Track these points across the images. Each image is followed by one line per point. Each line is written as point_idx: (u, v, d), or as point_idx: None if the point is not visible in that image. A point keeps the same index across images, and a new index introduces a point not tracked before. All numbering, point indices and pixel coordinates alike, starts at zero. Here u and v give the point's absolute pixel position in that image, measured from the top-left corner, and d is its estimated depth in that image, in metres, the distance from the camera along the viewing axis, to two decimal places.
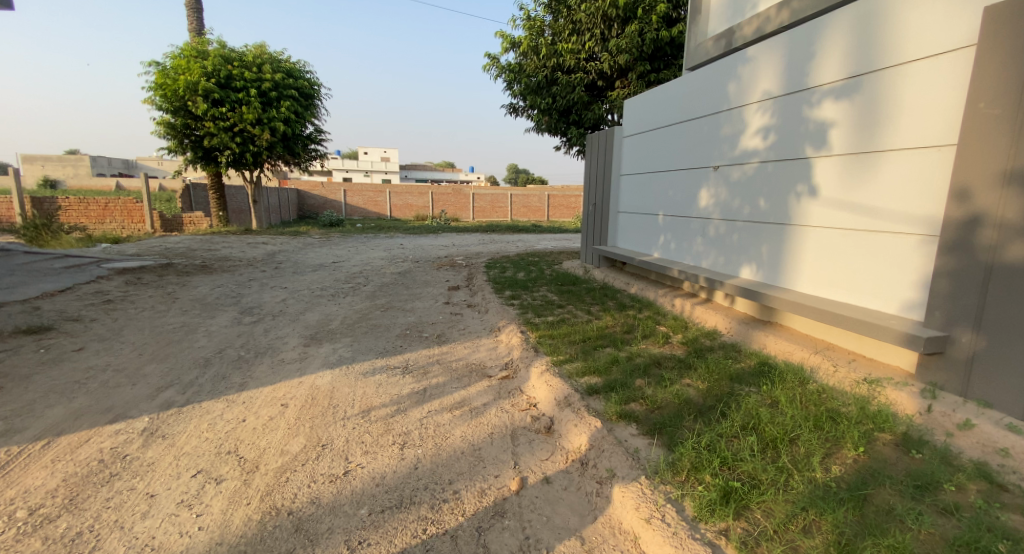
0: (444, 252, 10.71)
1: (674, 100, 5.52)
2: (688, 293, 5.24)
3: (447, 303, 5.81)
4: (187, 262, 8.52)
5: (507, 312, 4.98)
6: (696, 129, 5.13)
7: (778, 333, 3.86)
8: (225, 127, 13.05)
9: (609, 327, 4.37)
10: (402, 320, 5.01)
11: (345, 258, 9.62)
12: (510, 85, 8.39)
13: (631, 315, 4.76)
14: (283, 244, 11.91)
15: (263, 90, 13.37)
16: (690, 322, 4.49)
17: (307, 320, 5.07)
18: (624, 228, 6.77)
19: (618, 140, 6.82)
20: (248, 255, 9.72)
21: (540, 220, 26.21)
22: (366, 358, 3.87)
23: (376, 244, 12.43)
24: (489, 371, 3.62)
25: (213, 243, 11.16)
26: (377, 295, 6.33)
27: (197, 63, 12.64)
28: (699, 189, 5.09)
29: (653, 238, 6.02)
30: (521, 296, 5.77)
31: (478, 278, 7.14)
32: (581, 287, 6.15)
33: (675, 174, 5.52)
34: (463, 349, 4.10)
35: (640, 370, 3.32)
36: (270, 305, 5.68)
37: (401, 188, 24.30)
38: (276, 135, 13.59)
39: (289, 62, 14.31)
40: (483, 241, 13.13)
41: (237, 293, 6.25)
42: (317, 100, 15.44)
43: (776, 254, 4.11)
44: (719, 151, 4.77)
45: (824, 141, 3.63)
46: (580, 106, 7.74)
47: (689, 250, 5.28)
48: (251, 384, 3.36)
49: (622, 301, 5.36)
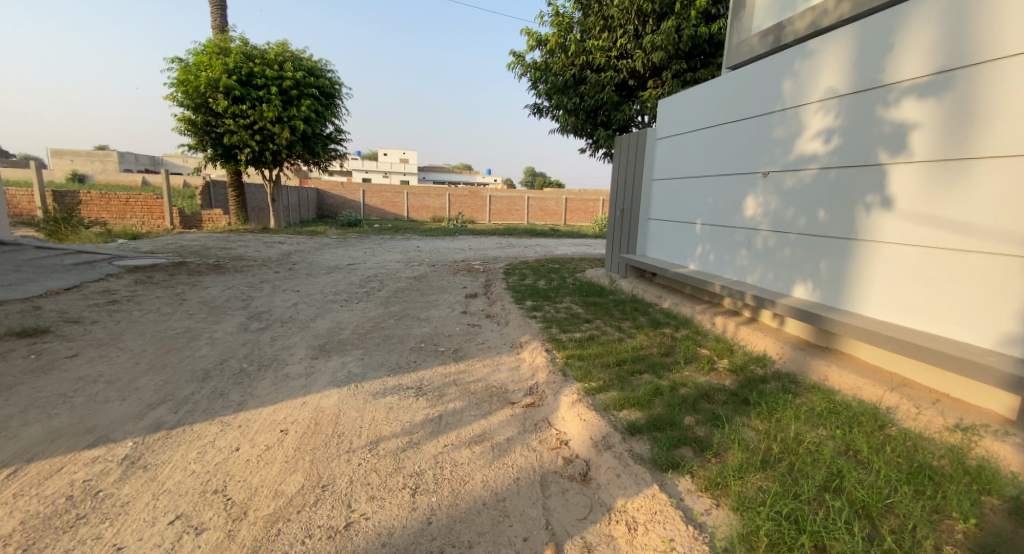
0: (461, 256, 10.40)
1: (718, 99, 5.09)
2: (729, 311, 4.80)
3: (465, 313, 5.46)
4: (200, 260, 8.35)
5: (529, 325, 4.59)
6: (743, 131, 4.69)
7: (840, 363, 3.42)
8: (246, 125, 12.99)
9: (645, 348, 3.96)
10: (417, 332, 4.67)
11: (360, 260, 9.36)
12: (534, 84, 8.03)
13: (667, 335, 4.34)
14: (299, 243, 11.73)
15: (284, 88, 13.30)
16: (734, 345, 4.06)
17: (317, 328, 4.76)
18: (655, 236, 6.34)
19: (651, 143, 6.40)
20: (263, 255, 9.54)
21: (557, 224, 25.83)
22: (376, 375, 3.53)
23: (393, 246, 12.20)
24: (512, 396, 3.25)
25: (229, 241, 11.03)
26: (391, 301, 6.02)
27: (219, 59, 12.58)
28: (746, 197, 4.64)
29: (688, 248, 5.59)
30: (544, 307, 5.38)
31: (497, 285, 6.78)
32: (608, 299, 5.74)
33: (717, 180, 5.08)
34: (482, 367, 3.73)
35: (686, 406, 2.90)
36: (280, 310, 5.40)
37: (419, 189, 24.15)
38: (295, 133, 13.48)
39: (310, 60, 14.21)
40: (500, 245, 12.78)
41: (247, 296, 5.99)
42: (337, 98, 15.34)
43: (836, 272, 3.66)
44: (771, 155, 4.32)
45: (901, 145, 3.18)
46: (609, 106, 7.34)
47: (731, 263, 4.84)
48: (249, 403, 3.04)
49: (656, 317, 4.94)
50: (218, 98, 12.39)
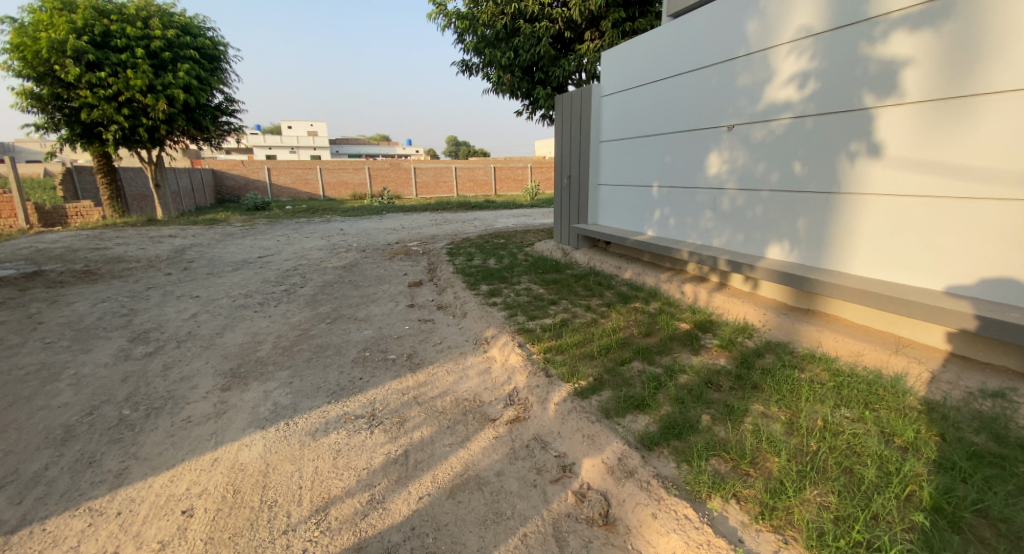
0: (394, 237, 9.48)
1: (669, 48, 4.65)
2: (696, 277, 4.49)
3: (411, 307, 4.75)
4: (64, 267, 6.80)
5: (492, 317, 4.01)
6: (701, 82, 4.29)
7: (832, 327, 3.18)
8: (108, 96, 10.80)
9: (623, 331, 3.52)
10: (358, 338, 3.93)
11: (275, 251, 8.15)
12: (460, 37, 7.18)
13: (641, 311, 3.94)
14: (197, 236, 10.08)
15: (153, 50, 11.17)
16: (713, 315, 3.73)
17: (227, 345, 3.84)
18: (608, 203, 5.92)
19: (596, 101, 5.90)
20: (149, 253, 8.02)
21: (487, 194, 25.10)
22: (314, 405, 2.80)
23: (312, 230, 10.92)
24: (489, 410, 2.67)
25: (103, 240, 9.17)
26: (319, 299, 5.14)
27: (59, 14, 10.22)
28: (708, 153, 4.28)
29: (646, 213, 5.21)
30: (501, 291, 4.82)
31: (442, 269, 6.09)
32: (567, 276, 5.29)
33: (674, 137, 4.69)
34: (445, 377, 3.10)
35: (694, 399, 2.47)
36: (175, 325, 4.35)
37: (334, 164, 22.14)
38: (175, 106, 11.46)
39: (183, 16, 12.03)
40: (435, 222, 11.93)
41: (129, 310, 4.83)
42: (224, 63, 13.25)
43: (816, 230, 3.40)
44: (735, 105, 3.96)
45: (890, 85, 2.89)
46: (546, 61, 6.73)
47: (695, 226, 4.51)
48: (134, 473, 2.22)
49: (622, 290, 4.54)
50: (67, 64, 10.10)
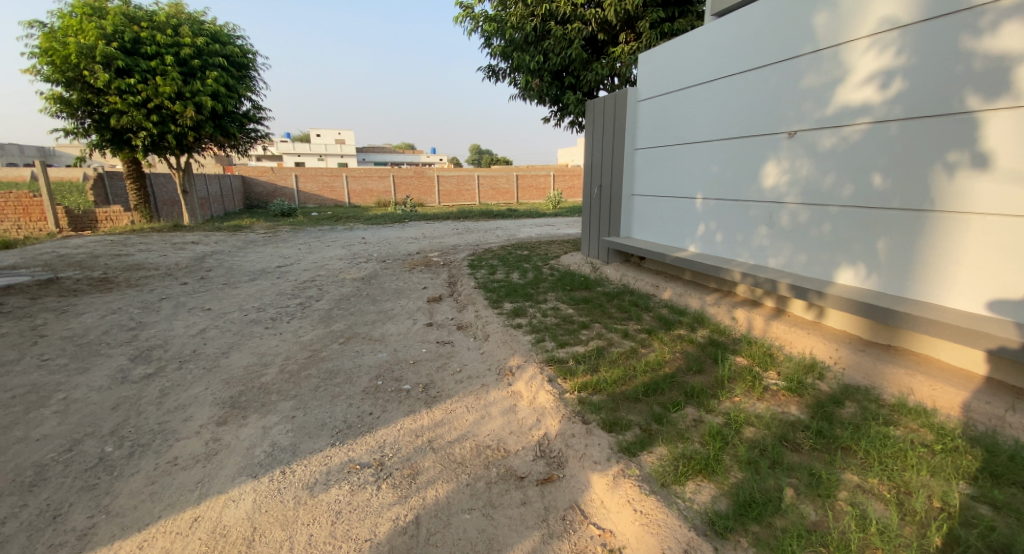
0: (414, 247, 9.21)
1: (717, 48, 4.22)
2: (748, 301, 4.01)
3: (429, 326, 4.39)
4: (82, 275, 6.73)
5: (518, 342, 3.61)
6: (756, 84, 3.84)
7: (925, 369, 2.67)
8: (137, 103, 10.93)
9: (668, 365, 3.08)
10: (371, 362, 3.58)
11: (293, 260, 7.97)
12: (487, 41, 6.90)
13: (687, 341, 3.48)
14: (218, 243, 10.02)
15: (182, 58, 11.28)
16: (773, 348, 3.26)
17: (230, 368, 3.55)
18: (645, 215, 5.48)
19: (632, 106, 5.48)
20: (169, 261, 7.93)
21: (509, 202, 24.85)
22: (315, 448, 2.45)
23: (333, 239, 10.77)
24: (516, 464, 2.27)
25: (126, 246, 9.18)
26: (334, 315, 4.85)
27: (91, 22, 10.40)
28: (763, 163, 3.82)
29: (688, 227, 4.76)
30: (526, 311, 4.42)
31: (463, 284, 5.74)
32: (599, 295, 4.86)
33: (723, 145, 4.24)
34: (464, 416, 2.72)
35: (770, 463, 2.02)
36: (180, 342, 4.10)
37: (358, 171, 22.19)
38: (203, 112, 11.53)
39: (213, 24, 12.16)
40: (457, 231, 11.66)
41: (136, 324, 4.63)
42: (252, 70, 13.35)
43: (900, 253, 2.90)
44: (797, 109, 3.50)
45: (1001, 84, 2.40)
46: (577, 65, 6.37)
47: (746, 244, 4.04)
48: (100, 534, 1.91)
49: (663, 314, 4.08)
50: (97, 70, 10.25)
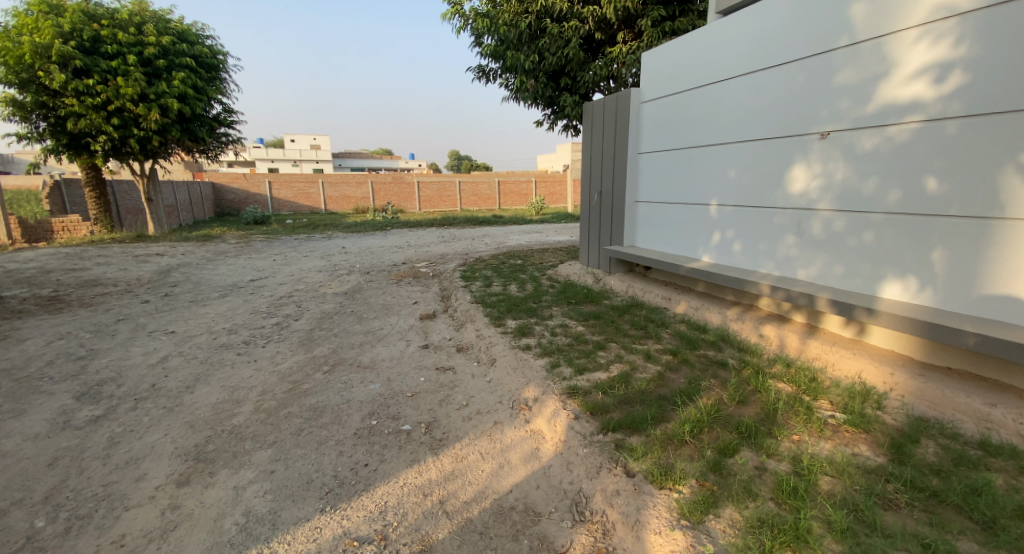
0: (399, 257, 8.73)
1: (733, 44, 3.92)
2: (774, 316, 3.69)
3: (425, 348, 3.94)
4: (29, 293, 6.05)
5: (530, 368, 3.20)
6: (780, 81, 3.55)
7: (999, 397, 2.38)
8: (97, 105, 10.17)
9: (707, 395, 2.71)
10: (362, 395, 3.11)
11: (269, 273, 7.40)
12: (477, 40, 6.53)
13: (719, 363, 3.13)
14: (187, 255, 9.34)
15: (146, 58, 10.57)
16: (817, 371, 2.93)
17: (196, 407, 3.04)
18: (651, 223, 5.14)
19: (635, 108, 5.16)
20: (130, 276, 7.26)
21: (491, 208, 24.50)
22: (301, 517, 1.99)
23: (311, 248, 10.20)
24: (551, 533, 1.86)
25: (83, 259, 8.44)
26: (316, 337, 4.35)
27: (46, 19, 9.65)
28: (790, 166, 3.52)
29: (701, 235, 4.43)
30: (532, 329, 4.02)
31: (458, 298, 5.31)
32: (608, 309, 4.49)
33: (741, 148, 3.93)
34: (478, 468, 2.29)
35: (866, 530, 1.66)
36: (137, 374, 3.57)
37: (336, 177, 21.50)
38: (169, 115, 10.82)
39: (180, 22, 11.47)
40: (442, 239, 11.20)
41: (87, 352, 4.06)
42: (223, 72, 12.67)
43: (960, 265, 2.62)
44: (832, 107, 3.21)
45: None
46: (574, 65, 6.05)
47: (770, 254, 3.73)
48: None
49: (683, 332, 3.73)
50: (53, 70, 9.47)
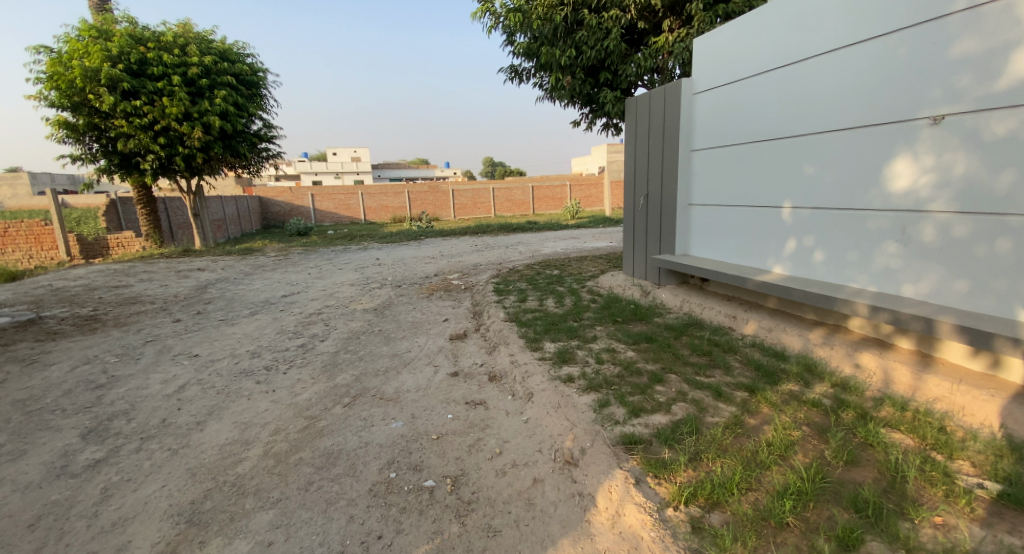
0: (432, 268, 8.42)
1: (809, 18, 3.33)
2: (872, 340, 3.07)
3: (454, 377, 3.51)
4: (70, 313, 6.10)
5: (574, 408, 2.71)
6: (872, 57, 2.93)
7: None
8: (144, 125, 10.47)
9: (802, 451, 2.14)
10: (381, 438, 2.71)
11: (301, 288, 7.24)
12: (509, 38, 6.14)
13: (810, 404, 2.55)
14: (225, 269, 9.41)
15: (190, 77, 10.83)
16: (947, 417, 2.31)
17: (202, 449, 2.74)
18: (709, 229, 4.55)
19: (686, 101, 4.59)
20: (168, 292, 7.28)
21: (526, 214, 24.15)
22: None
23: (345, 260, 10.09)
24: None
25: (127, 276, 8.60)
26: (339, 362, 4.01)
27: (97, 45, 10.02)
28: (888, 160, 2.90)
29: (772, 243, 3.82)
30: (575, 355, 3.53)
31: (491, 315, 4.88)
32: (661, 330, 3.93)
33: (822, 140, 3.31)
34: (515, 550, 1.85)
35: None
36: (150, 406, 3.34)
37: (374, 187, 21.70)
38: (211, 132, 11.04)
39: (221, 42, 11.74)
40: (476, 248, 10.87)
41: (107, 379, 3.89)
42: (263, 88, 12.89)
43: None
44: (947, 84, 2.58)
45: None
46: (615, 58, 5.56)
47: (863, 265, 3.10)
48: None
49: (757, 360, 3.15)
50: (103, 93, 9.83)
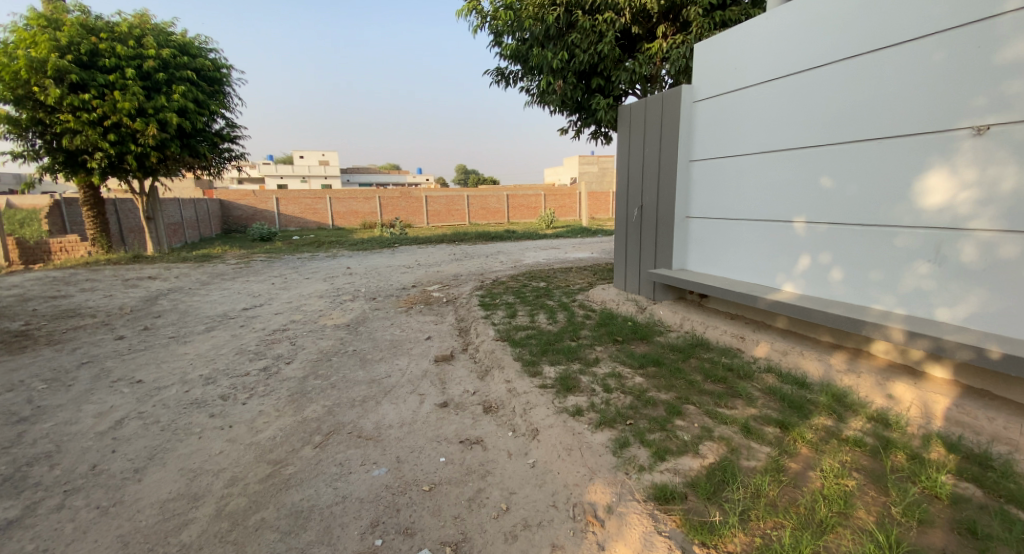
0: (408, 278, 7.94)
1: (826, 23, 3.13)
2: (899, 367, 2.85)
3: (443, 408, 3.10)
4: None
5: (589, 451, 2.34)
6: (904, 63, 2.74)
7: None
8: (92, 121, 9.58)
9: (864, 506, 1.85)
10: (363, 489, 2.28)
11: (265, 300, 6.64)
12: (496, 38, 5.82)
13: (852, 443, 2.27)
14: (180, 278, 8.63)
15: (145, 71, 10.02)
16: (1009, 461, 2.06)
17: (139, 507, 2.24)
18: (709, 243, 4.30)
19: (686, 108, 4.34)
20: (112, 304, 6.53)
21: (500, 222, 23.89)
22: None
23: (314, 269, 9.48)
24: None
25: (67, 285, 7.75)
26: (310, 389, 3.53)
27: (43, 33, 9.15)
28: (920, 173, 2.70)
29: (782, 259, 3.58)
30: (579, 382, 3.18)
31: (478, 333, 4.48)
32: (666, 352, 3.63)
33: (842, 150, 3.10)
34: None
35: None
36: (79, 447, 2.78)
37: (344, 192, 20.92)
38: (168, 130, 10.23)
39: (181, 35, 10.95)
40: (454, 258, 10.44)
41: (28, 411, 3.28)
42: (226, 86, 12.12)
43: None
44: (993, 93, 2.40)
45: None
46: (608, 63, 5.30)
47: (890, 285, 2.88)
48: None
49: (779, 389, 2.87)
50: (46, 85, 8.95)
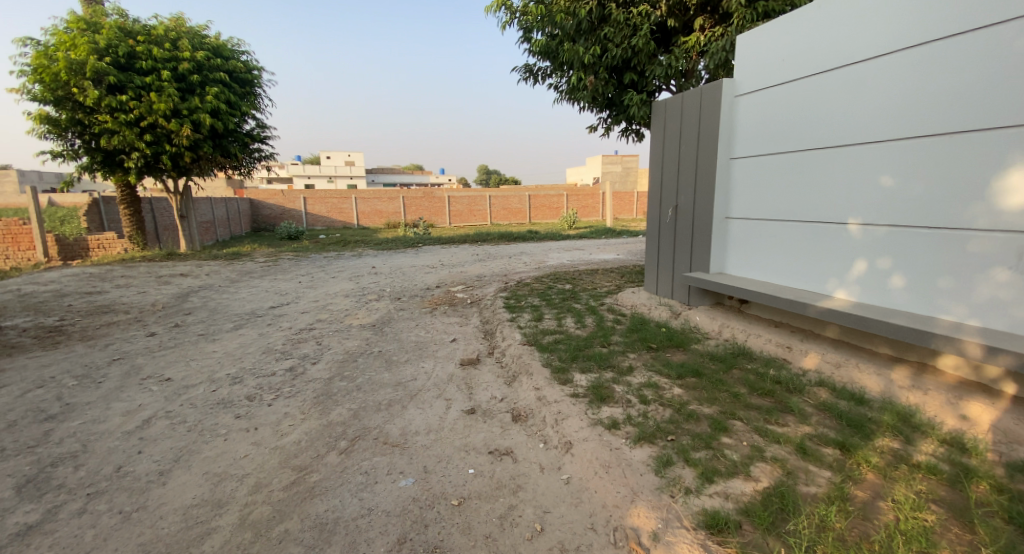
0: (431, 279, 7.87)
1: (890, 8, 2.89)
2: (971, 384, 2.59)
3: (470, 416, 2.98)
4: (32, 322, 5.45)
5: (629, 470, 2.18)
6: (983, 50, 2.50)
7: None
8: (130, 122, 9.82)
9: (948, 546, 1.64)
10: (389, 502, 2.17)
11: (290, 299, 6.65)
12: (525, 34, 5.69)
13: (925, 470, 2.05)
14: (210, 276, 8.77)
15: (180, 73, 10.24)
16: None
17: (162, 513, 2.17)
18: (751, 246, 4.06)
19: (727, 102, 4.11)
20: (144, 301, 6.64)
21: (522, 222, 23.76)
22: None
23: (339, 268, 9.52)
24: None
25: (103, 281, 7.95)
26: (334, 391, 3.45)
27: (84, 37, 9.44)
28: (1001, 170, 2.45)
29: (834, 263, 3.33)
30: (613, 391, 3.01)
31: (505, 337, 4.35)
32: (706, 361, 3.42)
33: (907, 146, 2.85)
34: None
35: None
36: (106, 447, 2.76)
37: (368, 192, 21.11)
38: (201, 131, 10.44)
39: (215, 37, 11.18)
40: (476, 258, 10.35)
41: (60, 408, 3.29)
42: (257, 87, 12.34)
43: None
44: None
45: None
46: (642, 58, 5.09)
47: (962, 293, 2.63)
48: None
49: (834, 405, 2.65)
50: (87, 87, 9.21)
